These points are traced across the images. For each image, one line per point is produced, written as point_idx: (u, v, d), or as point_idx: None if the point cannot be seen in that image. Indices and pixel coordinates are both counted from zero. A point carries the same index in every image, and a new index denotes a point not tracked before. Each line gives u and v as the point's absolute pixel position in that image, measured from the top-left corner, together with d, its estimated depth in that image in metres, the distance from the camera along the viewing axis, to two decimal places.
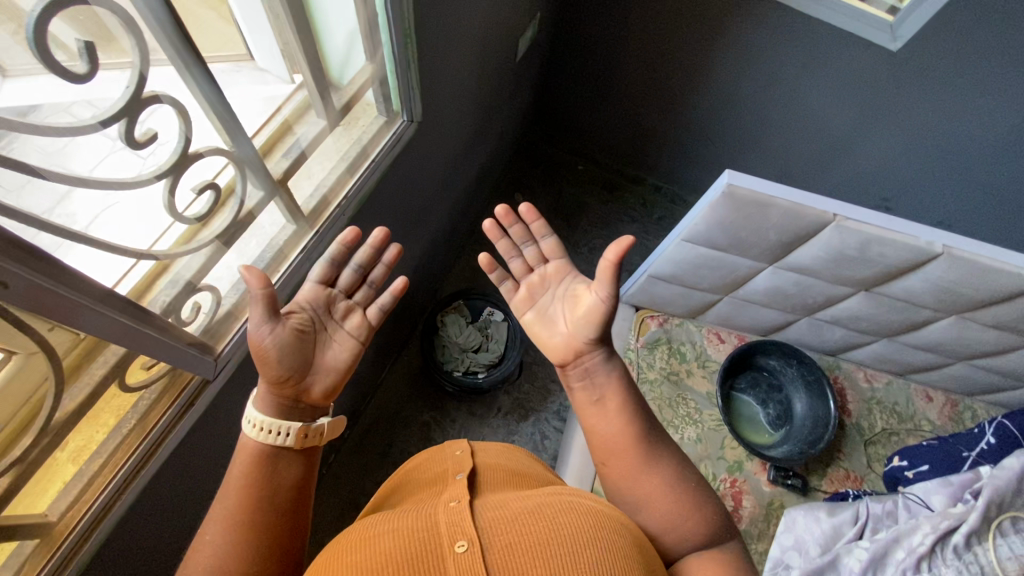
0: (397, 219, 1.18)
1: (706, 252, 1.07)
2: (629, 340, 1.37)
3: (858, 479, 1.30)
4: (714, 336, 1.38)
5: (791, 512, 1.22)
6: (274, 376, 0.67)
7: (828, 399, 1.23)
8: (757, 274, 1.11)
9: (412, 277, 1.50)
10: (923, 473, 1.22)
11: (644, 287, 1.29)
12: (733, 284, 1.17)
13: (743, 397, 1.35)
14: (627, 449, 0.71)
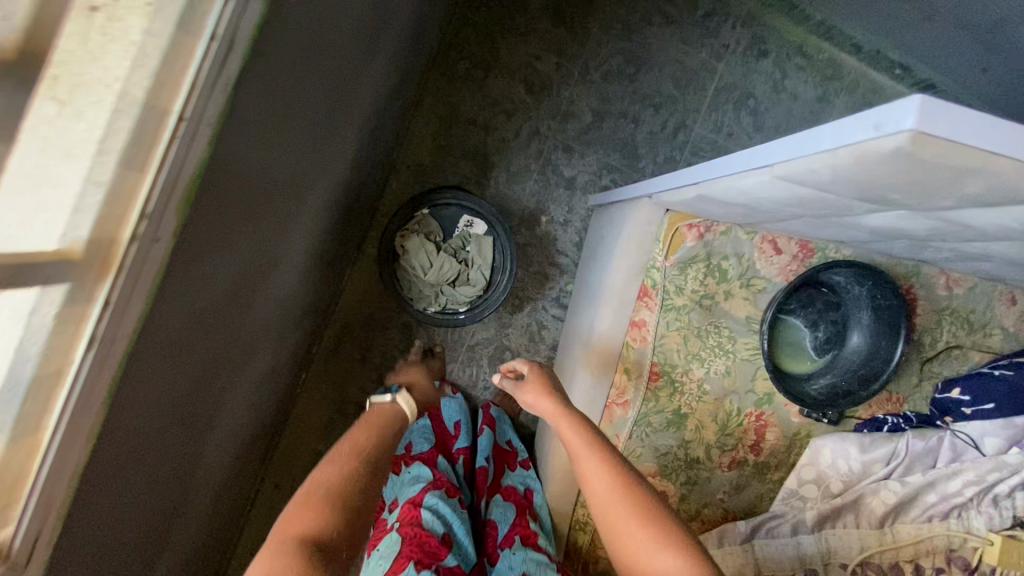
0: (298, 128, 0.71)
1: (807, 195, 0.67)
2: (654, 256, 1.04)
3: (898, 402, 1.12)
4: (768, 246, 1.03)
5: (817, 443, 1.09)
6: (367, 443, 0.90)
7: (902, 337, 0.99)
8: (875, 215, 0.71)
9: (353, 168, 1.05)
10: (982, 410, 1.06)
11: (689, 203, 0.89)
12: (824, 214, 0.78)
13: (790, 319, 1.08)
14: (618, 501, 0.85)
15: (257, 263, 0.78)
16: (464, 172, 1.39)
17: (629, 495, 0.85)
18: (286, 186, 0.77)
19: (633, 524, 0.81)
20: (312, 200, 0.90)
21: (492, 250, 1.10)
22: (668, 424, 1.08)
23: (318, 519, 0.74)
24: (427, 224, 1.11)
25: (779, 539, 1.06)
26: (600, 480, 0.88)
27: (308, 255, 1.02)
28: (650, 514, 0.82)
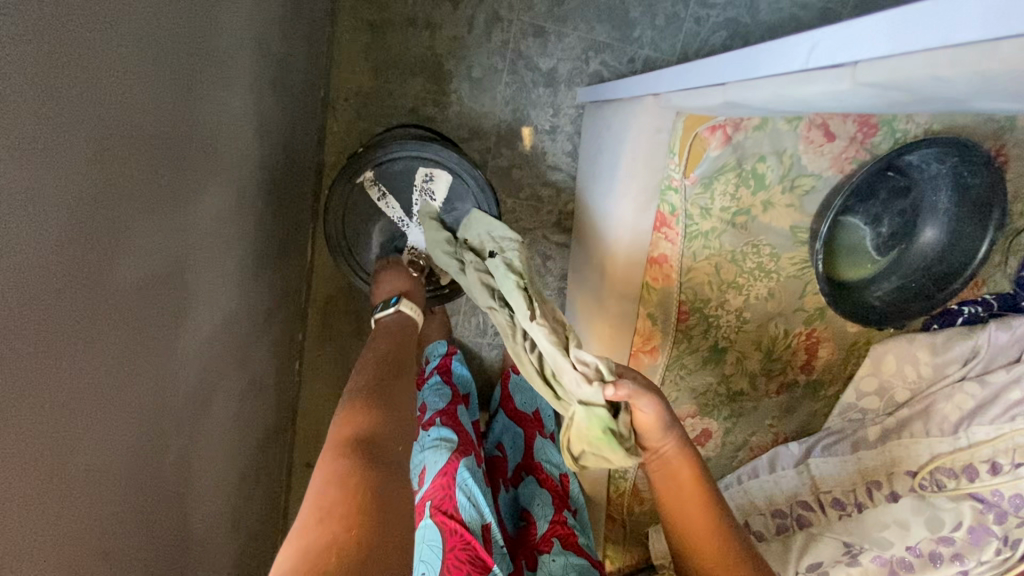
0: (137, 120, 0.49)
1: (882, 100, 0.48)
2: (671, 172, 0.82)
3: (976, 287, 0.95)
4: (817, 133, 0.81)
5: (878, 350, 0.95)
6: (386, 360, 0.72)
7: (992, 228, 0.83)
8: (954, 107, 0.54)
9: (273, 128, 0.81)
10: None
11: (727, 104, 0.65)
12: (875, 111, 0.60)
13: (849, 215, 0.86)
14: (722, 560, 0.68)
15: (176, 308, 0.60)
16: (417, 90, 1.11)
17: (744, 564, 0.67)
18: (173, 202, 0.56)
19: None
20: (229, 193, 0.70)
21: (462, 202, 0.91)
22: (705, 362, 0.94)
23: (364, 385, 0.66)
24: (382, 185, 0.90)
25: (838, 458, 0.96)
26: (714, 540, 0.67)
27: (255, 252, 0.82)
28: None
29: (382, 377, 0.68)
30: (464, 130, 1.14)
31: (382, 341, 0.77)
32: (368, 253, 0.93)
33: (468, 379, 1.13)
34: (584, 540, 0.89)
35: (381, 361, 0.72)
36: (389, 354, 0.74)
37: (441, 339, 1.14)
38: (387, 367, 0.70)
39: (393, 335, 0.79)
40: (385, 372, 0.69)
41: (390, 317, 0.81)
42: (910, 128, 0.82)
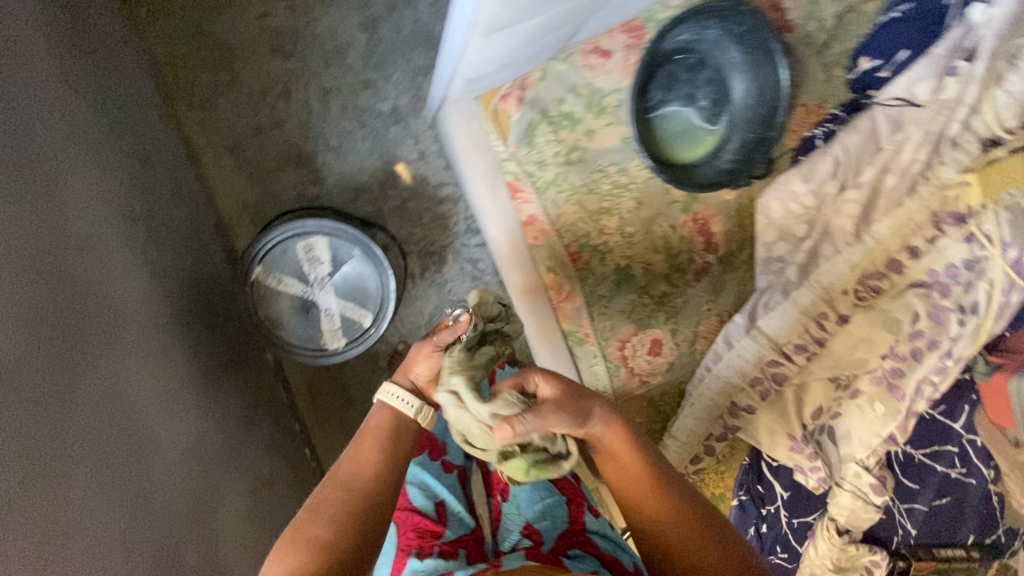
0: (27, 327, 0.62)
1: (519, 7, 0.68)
2: (496, 148, 0.92)
3: (819, 108, 1.01)
4: (592, 55, 0.88)
5: (763, 200, 1.01)
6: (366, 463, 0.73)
7: (777, 49, 0.86)
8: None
9: (171, 272, 0.97)
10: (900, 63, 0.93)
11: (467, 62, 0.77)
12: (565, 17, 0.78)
13: (665, 105, 0.94)
14: (681, 526, 0.70)
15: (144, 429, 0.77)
16: (294, 180, 1.24)
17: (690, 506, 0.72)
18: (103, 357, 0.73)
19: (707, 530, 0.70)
20: (151, 336, 0.85)
21: (352, 256, 0.99)
22: (618, 286, 1.04)
23: (337, 501, 0.69)
24: (273, 272, 0.94)
25: (777, 309, 1.03)
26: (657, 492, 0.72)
27: (201, 372, 0.97)
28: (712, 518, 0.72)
29: (355, 486, 0.71)
30: (348, 190, 1.28)
31: (364, 434, 0.76)
32: (288, 338, 0.97)
33: None
34: (566, 466, 0.95)
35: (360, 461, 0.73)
36: (371, 456, 0.74)
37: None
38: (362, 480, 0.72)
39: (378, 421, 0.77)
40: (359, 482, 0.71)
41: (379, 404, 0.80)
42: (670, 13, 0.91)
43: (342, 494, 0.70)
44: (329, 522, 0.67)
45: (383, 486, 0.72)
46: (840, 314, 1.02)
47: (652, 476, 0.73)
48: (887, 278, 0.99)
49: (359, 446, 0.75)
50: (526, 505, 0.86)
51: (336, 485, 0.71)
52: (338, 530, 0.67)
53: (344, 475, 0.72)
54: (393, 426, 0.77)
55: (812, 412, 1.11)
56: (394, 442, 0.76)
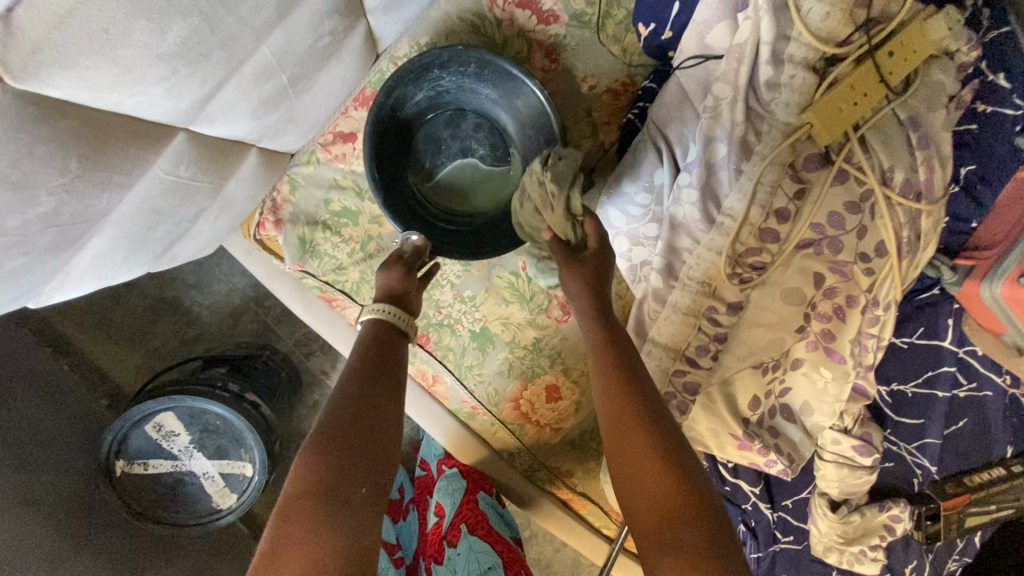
0: None
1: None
2: (285, 268, 0.84)
3: (629, 87, 0.85)
4: (338, 145, 0.79)
5: (602, 211, 0.89)
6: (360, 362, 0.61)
7: (512, 73, 0.75)
8: (36, 218, 0.40)
9: (51, 487, 0.96)
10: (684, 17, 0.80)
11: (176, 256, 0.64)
12: (120, 247, 0.50)
13: (438, 168, 0.85)
14: (625, 432, 0.59)
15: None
16: (170, 327, 1.23)
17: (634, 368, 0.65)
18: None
19: (649, 389, 0.62)
20: (35, 570, 0.86)
21: (200, 416, 0.93)
22: (483, 350, 0.95)
23: (345, 411, 0.55)
24: (136, 458, 0.93)
25: (660, 317, 0.90)
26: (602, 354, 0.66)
27: (113, 571, 0.97)
28: (649, 396, 0.62)
29: (348, 402, 0.56)
30: (225, 317, 1.25)
31: (365, 353, 0.63)
32: (181, 506, 0.96)
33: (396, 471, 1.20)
34: (499, 522, 1.02)
35: (359, 372, 0.60)
36: (390, 378, 0.61)
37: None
38: (365, 389, 0.58)
39: (361, 339, 0.65)
40: (351, 401, 0.56)
41: (367, 317, 0.68)
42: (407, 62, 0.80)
43: (350, 403, 0.56)
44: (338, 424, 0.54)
45: (382, 383, 0.59)
46: (730, 303, 0.88)
47: (628, 375, 0.64)
48: (765, 251, 0.84)
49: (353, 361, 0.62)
50: (466, 572, 0.92)
51: (346, 391, 0.57)
52: (345, 436, 0.53)
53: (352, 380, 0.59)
54: (379, 341, 0.65)
55: (748, 404, 0.99)
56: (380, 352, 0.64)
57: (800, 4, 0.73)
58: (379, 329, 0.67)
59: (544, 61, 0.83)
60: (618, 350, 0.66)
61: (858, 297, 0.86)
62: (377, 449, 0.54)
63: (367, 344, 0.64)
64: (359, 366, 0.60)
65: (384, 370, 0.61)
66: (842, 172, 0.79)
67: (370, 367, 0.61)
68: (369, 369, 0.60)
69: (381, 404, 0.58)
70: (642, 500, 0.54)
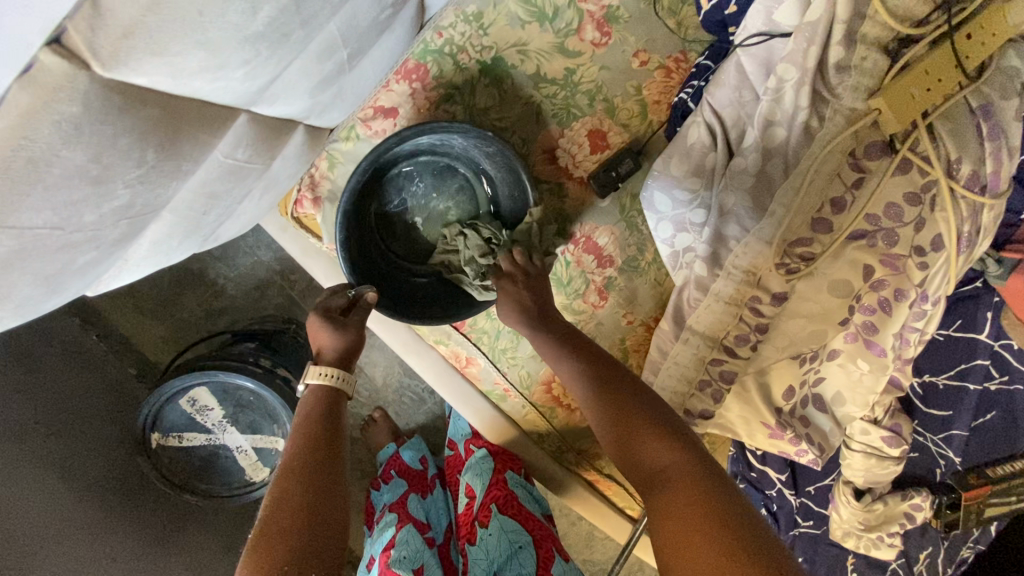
0: None
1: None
2: (321, 247, 0.83)
3: (681, 64, 0.82)
4: (380, 121, 0.78)
5: (647, 194, 0.85)
6: (305, 437, 0.63)
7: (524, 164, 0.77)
8: (111, 212, 0.39)
9: (86, 457, 0.97)
10: None
11: (217, 239, 0.63)
12: (177, 233, 0.49)
13: (404, 213, 0.83)
14: (633, 432, 0.64)
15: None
16: (196, 299, 1.22)
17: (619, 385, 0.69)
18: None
19: (643, 398, 0.67)
20: (72, 540, 0.88)
21: (233, 392, 0.94)
22: (517, 334, 0.93)
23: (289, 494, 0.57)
24: (172, 431, 0.94)
25: (701, 306, 0.88)
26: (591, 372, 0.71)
27: (147, 538, 1.00)
28: (644, 406, 0.66)
29: (289, 483, 0.58)
30: (251, 290, 1.24)
31: (307, 426, 0.64)
32: (216, 478, 0.98)
33: (421, 448, 1.21)
34: (529, 501, 1.03)
35: (302, 449, 0.62)
36: (330, 452, 0.62)
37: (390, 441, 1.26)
38: (307, 467, 0.60)
39: (308, 407, 0.67)
40: (295, 481, 0.59)
41: (308, 383, 0.69)
42: (452, 33, 0.75)
43: (295, 479, 0.59)
44: (290, 503, 0.57)
45: (329, 454, 0.62)
46: (774, 293, 0.85)
47: (622, 386, 0.69)
48: (815, 241, 0.81)
49: (297, 434, 0.64)
50: (499, 553, 0.94)
51: (292, 470, 0.60)
52: (300, 512, 0.56)
53: (298, 455, 0.61)
54: (326, 407, 0.67)
55: (782, 394, 0.98)
56: (327, 419, 0.66)
57: None
58: (322, 396, 0.68)
59: (595, 34, 0.78)
60: (604, 373, 0.70)
61: (908, 292, 0.83)
62: (329, 522, 0.57)
63: (311, 414, 0.66)
64: (300, 445, 0.62)
65: (330, 441, 0.63)
66: (904, 161, 0.76)
67: (311, 444, 0.62)
68: (311, 445, 0.62)
69: (325, 478, 0.60)
70: (644, 475, 0.62)
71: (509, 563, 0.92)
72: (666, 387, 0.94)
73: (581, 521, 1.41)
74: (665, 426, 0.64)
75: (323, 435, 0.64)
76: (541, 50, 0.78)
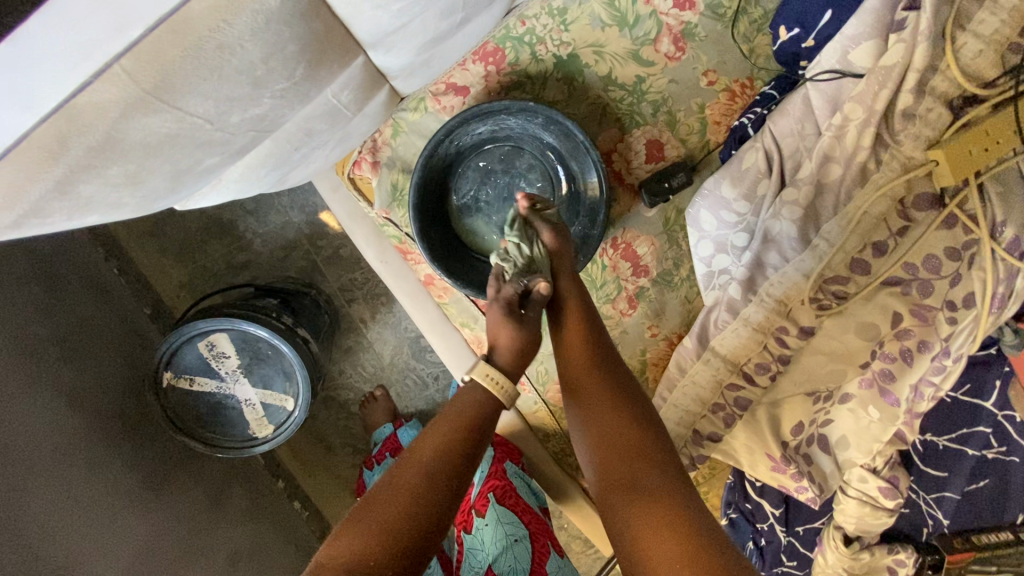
0: None
1: (37, 168, 0.40)
2: (369, 212, 0.83)
3: (747, 89, 0.85)
4: (450, 98, 0.79)
5: (693, 212, 0.87)
6: (459, 422, 0.57)
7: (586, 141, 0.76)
8: (248, 119, 0.47)
9: (92, 387, 0.97)
10: (825, 28, 0.77)
11: (286, 181, 0.66)
12: (268, 163, 0.56)
13: (479, 202, 0.82)
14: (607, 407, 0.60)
15: (61, 564, 0.78)
16: (220, 249, 1.22)
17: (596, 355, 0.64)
18: (5, 504, 0.74)
19: (612, 372, 0.63)
20: (69, 463, 0.87)
21: (252, 343, 0.93)
22: (543, 330, 0.94)
23: (429, 470, 0.53)
24: (184, 374, 0.94)
25: (728, 329, 0.88)
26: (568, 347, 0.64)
27: (142, 477, 0.98)
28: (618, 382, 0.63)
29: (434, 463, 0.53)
30: (277, 249, 1.23)
31: (468, 415, 0.58)
32: (219, 428, 0.97)
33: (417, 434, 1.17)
34: (527, 493, 0.96)
35: (455, 437, 0.56)
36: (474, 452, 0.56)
37: (387, 421, 1.25)
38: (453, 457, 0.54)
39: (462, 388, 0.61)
40: (440, 461, 0.54)
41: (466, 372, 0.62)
42: (535, 23, 0.77)
43: (436, 463, 0.53)
44: (408, 483, 0.51)
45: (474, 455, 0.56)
46: (802, 327, 0.86)
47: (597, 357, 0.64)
48: (851, 281, 0.83)
49: (441, 418, 0.57)
50: (493, 545, 0.89)
51: (422, 464, 0.53)
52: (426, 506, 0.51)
53: (438, 441, 0.55)
54: (482, 409, 0.59)
55: (791, 429, 0.97)
56: (483, 415, 0.59)
57: (956, 36, 0.71)
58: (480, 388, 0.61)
59: (670, 47, 0.80)
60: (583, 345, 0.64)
61: (932, 344, 0.83)
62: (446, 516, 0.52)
63: (469, 404, 0.59)
64: (455, 430, 0.56)
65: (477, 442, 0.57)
66: (951, 217, 0.77)
67: (464, 438, 0.56)
68: (464, 439, 0.56)
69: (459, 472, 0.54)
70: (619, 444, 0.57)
71: (503, 558, 0.87)
72: (680, 404, 0.94)
73: (562, 532, 1.39)
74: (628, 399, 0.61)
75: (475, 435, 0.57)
76: (616, 54, 0.79)
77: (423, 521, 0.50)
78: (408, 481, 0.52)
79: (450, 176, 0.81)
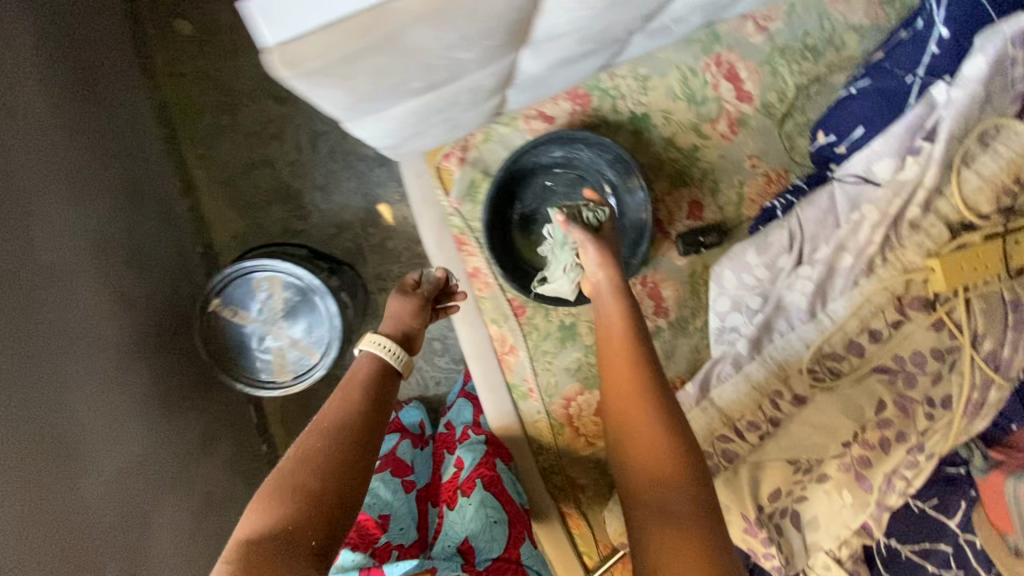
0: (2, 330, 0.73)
1: (338, 43, 0.45)
2: (440, 201, 0.95)
3: (781, 178, 1.00)
4: (537, 122, 0.93)
5: (717, 270, 0.98)
6: (360, 393, 0.68)
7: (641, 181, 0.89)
8: (452, 61, 0.58)
9: (141, 299, 1.04)
10: (857, 140, 0.93)
11: (407, 142, 0.78)
12: (429, 107, 0.68)
13: (539, 213, 0.95)
14: (650, 427, 0.65)
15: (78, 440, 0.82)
16: (280, 213, 1.32)
17: (643, 371, 0.70)
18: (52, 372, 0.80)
19: (660, 391, 0.68)
20: (107, 355, 0.92)
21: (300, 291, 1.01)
22: (562, 343, 1.03)
23: (340, 442, 0.61)
24: (230, 304, 1.01)
25: (728, 381, 0.97)
26: (621, 361, 0.71)
27: (159, 394, 1.02)
28: (665, 401, 0.68)
29: (344, 435, 0.62)
30: (331, 226, 1.33)
31: (371, 393, 0.68)
32: (244, 363, 1.02)
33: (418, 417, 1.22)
34: (512, 489, 1.00)
35: (359, 411, 0.66)
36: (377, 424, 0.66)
37: None
38: (355, 425, 0.64)
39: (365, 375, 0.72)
40: (350, 435, 0.62)
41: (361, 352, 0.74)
42: (621, 81, 0.92)
43: (346, 433, 0.62)
44: (318, 451, 0.60)
45: (372, 421, 0.65)
46: (796, 394, 0.96)
47: (649, 374, 0.70)
48: (845, 360, 0.93)
49: (341, 399, 0.67)
50: (472, 522, 0.94)
51: (324, 433, 0.62)
52: (339, 465, 0.59)
53: (333, 416, 0.64)
54: (371, 379, 0.71)
55: None
56: (373, 392, 0.69)
57: (962, 171, 0.86)
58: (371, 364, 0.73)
59: (725, 128, 0.95)
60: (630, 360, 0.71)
61: (910, 436, 0.89)
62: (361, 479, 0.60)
63: (371, 385, 0.70)
64: (362, 409, 0.66)
65: (379, 414, 0.67)
66: (939, 322, 0.88)
67: (365, 407, 0.66)
68: (369, 412, 0.66)
69: (365, 438, 0.63)
70: (656, 468, 0.63)
71: (480, 535, 0.92)
72: None
73: None
74: (672, 419, 0.66)
75: (375, 408, 0.67)
76: (681, 122, 0.95)
77: (342, 480, 0.58)
78: (323, 451, 0.60)
79: (520, 186, 0.93)
